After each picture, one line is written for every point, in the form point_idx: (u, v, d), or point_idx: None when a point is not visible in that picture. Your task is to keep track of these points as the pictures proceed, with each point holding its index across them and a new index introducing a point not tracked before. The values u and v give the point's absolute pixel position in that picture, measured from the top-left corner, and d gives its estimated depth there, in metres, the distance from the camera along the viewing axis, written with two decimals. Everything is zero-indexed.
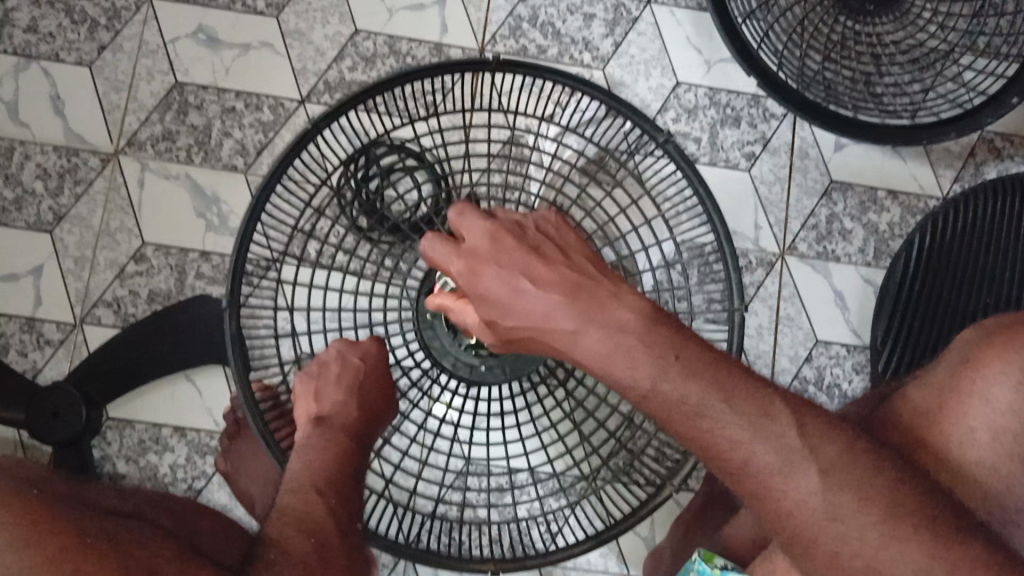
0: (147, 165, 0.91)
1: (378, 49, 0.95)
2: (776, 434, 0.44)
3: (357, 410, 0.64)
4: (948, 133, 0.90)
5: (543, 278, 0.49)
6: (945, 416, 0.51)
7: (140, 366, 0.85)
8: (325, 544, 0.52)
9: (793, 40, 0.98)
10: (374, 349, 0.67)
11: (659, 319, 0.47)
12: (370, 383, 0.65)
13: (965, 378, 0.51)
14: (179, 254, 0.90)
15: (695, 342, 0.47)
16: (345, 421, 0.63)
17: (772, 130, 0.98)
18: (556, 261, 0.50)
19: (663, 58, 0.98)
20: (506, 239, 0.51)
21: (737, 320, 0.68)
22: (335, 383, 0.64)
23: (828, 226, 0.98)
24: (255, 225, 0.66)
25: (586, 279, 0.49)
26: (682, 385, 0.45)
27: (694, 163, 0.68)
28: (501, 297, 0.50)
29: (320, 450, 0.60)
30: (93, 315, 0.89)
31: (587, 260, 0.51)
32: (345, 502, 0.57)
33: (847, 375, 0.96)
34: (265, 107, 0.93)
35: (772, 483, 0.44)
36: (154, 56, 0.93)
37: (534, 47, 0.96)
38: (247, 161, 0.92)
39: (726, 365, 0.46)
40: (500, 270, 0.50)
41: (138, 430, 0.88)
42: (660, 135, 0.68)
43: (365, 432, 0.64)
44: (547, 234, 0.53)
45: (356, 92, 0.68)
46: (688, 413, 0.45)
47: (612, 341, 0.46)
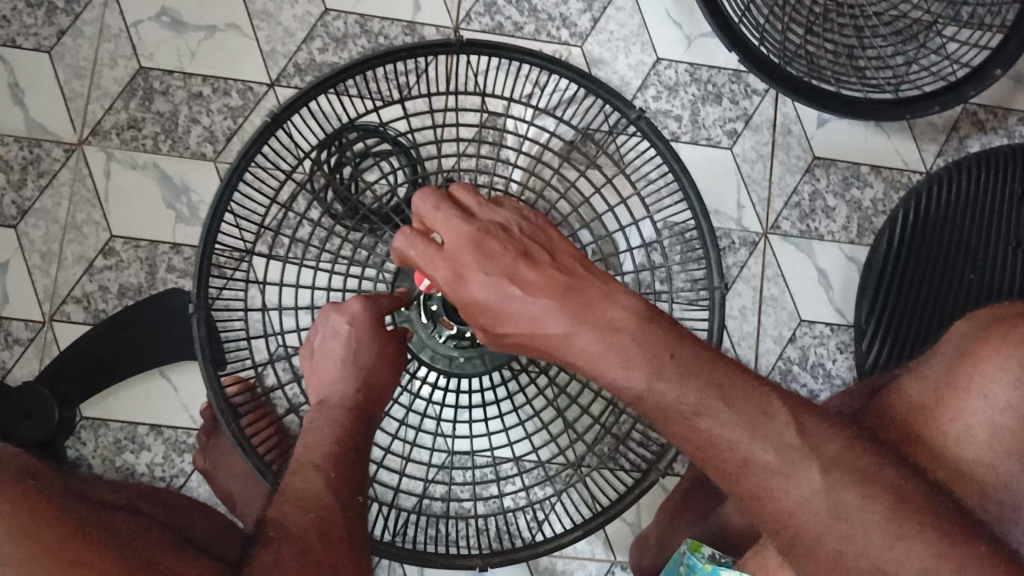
0: (112, 155, 0.89)
1: (349, 29, 0.92)
2: (776, 434, 0.44)
3: (356, 378, 0.61)
4: (932, 107, 0.89)
5: (533, 282, 0.47)
6: (941, 413, 0.50)
7: (112, 364, 0.84)
8: (327, 519, 0.53)
9: (775, 13, 0.96)
10: (358, 309, 0.62)
11: (653, 318, 0.46)
12: (359, 349, 0.61)
13: (959, 374, 0.50)
14: (149, 246, 0.88)
15: (683, 336, 0.47)
16: (344, 390, 0.61)
17: (754, 106, 0.96)
18: (544, 264, 0.48)
19: (643, 34, 0.95)
20: (491, 245, 0.48)
21: (717, 296, 0.69)
22: (330, 356, 0.62)
23: (811, 204, 0.96)
24: (219, 220, 0.67)
25: (573, 281, 0.47)
26: (679, 386, 0.44)
27: (666, 138, 0.70)
28: (493, 306, 0.47)
29: (316, 426, 0.59)
30: (63, 312, 0.86)
31: (573, 261, 0.49)
32: (348, 474, 0.57)
33: (831, 355, 0.95)
34: (233, 92, 0.90)
35: (773, 484, 0.43)
36: (116, 41, 0.90)
37: (509, 24, 0.94)
38: (215, 148, 0.89)
39: (711, 356, 0.47)
40: (489, 275, 0.47)
41: (113, 428, 0.86)
42: (631, 112, 0.70)
43: (370, 402, 0.62)
44: (531, 236, 0.51)
45: (313, 85, 0.68)
46: (685, 414, 0.45)
47: (606, 342, 0.45)
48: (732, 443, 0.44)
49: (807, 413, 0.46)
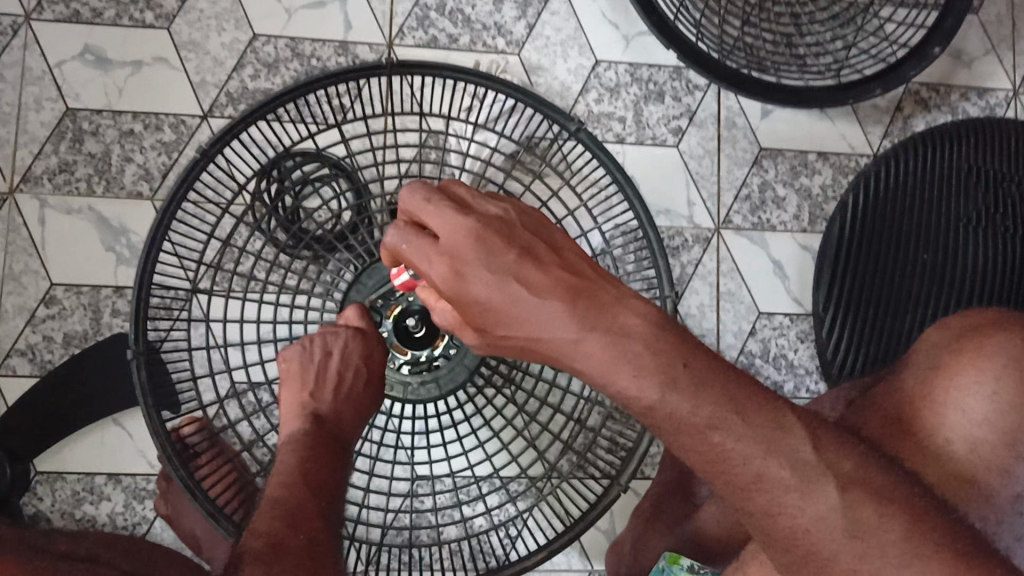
0: (46, 202, 0.86)
1: (280, 54, 0.90)
2: (791, 448, 0.45)
3: (341, 402, 0.67)
4: (874, 90, 0.89)
5: (540, 281, 0.45)
6: (921, 427, 0.52)
7: (62, 416, 0.82)
8: (314, 539, 0.56)
9: (711, 7, 0.95)
10: (357, 341, 0.67)
11: (667, 325, 0.46)
12: (348, 375, 0.67)
13: (935, 388, 0.52)
14: (91, 292, 0.86)
15: (701, 348, 0.46)
16: (326, 411, 0.67)
17: (697, 101, 0.95)
18: (549, 262, 0.47)
19: (580, 37, 0.94)
20: (494, 239, 0.47)
21: (669, 302, 0.70)
22: (320, 375, 0.67)
23: (761, 195, 0.96)
24: (154, 261, 0.67)
25: (585, 280, 0.46)
26: (693, 399, 0.44)
27: (605, 145, 0.70)
28: (491, 305, 0.46)
29: (302, 444, 0.63)
30: (7, 366, 0.84)
31: (580, 259, 0.49)
32: (331, 499, 0.61)
33: (792, 346, 0.95)
34: (165, 127, 0.88)
35: (787, 501, 0.45)
36: (40, 83, 0.87)
37: (444, 37, 0.92)
38: (152, 186, 0.87)
39: (718, 366, 0.46)
40: (491, 274, 0.46)
41: (70, 481, 0.84)
42: (571, 124, 0.70)
43: (350, 434, 0.67)
44: (533, 228, 0.49)
45: (241, 117, 0.69)
46: (700, 427, 0.44)
47: (619, 348, 0.44)
48: (748, 458, 0.44)
49: (763, 433, 0.45)
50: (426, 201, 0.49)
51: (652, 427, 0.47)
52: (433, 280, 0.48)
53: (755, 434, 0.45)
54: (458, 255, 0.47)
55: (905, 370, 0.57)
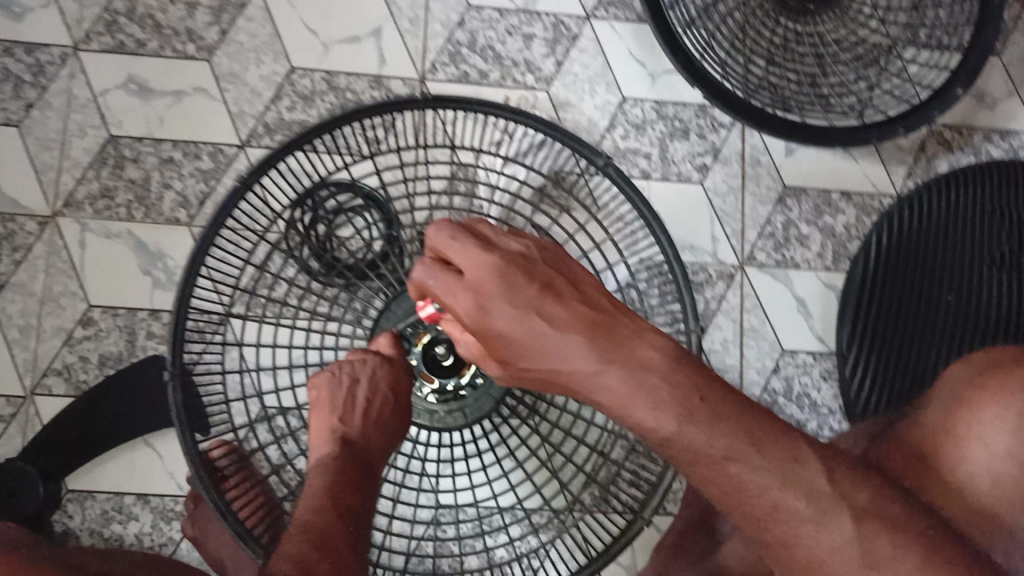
0: (86, 226, 0.89)
1: (316, 87, 0.93)
2: (805, 480, 0.47)
3: (369, 428, 0.68)
4: (897, 130, 0.90)
5: (561, 316, 0.47)
6: (943, 462, 0.52)
7: (96, 435, 0.84)
8: (341, 564, 0.57)
9: (737, 46, 0.97)
10: (384, 367, 0.68)
11: (682, 358, 0.47)
12: (375, 402, 0.68)
13: (957, 422, 0.53)
14: (127, 314, 0.88)
15: (715, 380, 0.48)
16: (354, 437, 0.68)
17: (722, 139, 0.97)
18: (570, 297, 0.48)
19: (607, 74, 0.96)
20: (516, 274, 0.48)
21: (694, 338, 0.72)
22: (348, 402, 0.67)
23: (785, 233, 0.97)
24: (194, 283, 0.69)
25: (604, 314, 0.48)
26: (709, 430, 0.46)
27: (633, 184, 0.72)
28: (514, 339, 0.47)
29: (330, 468, 0.65)
30: (44, 384, 0.86)
31: (600, 292, 0.50)
32: (359, 524, 0.62)
33: (815, 383, 0.95)
34: (203, 155, 0.91)
35: (803, 532, 0.47)
36: (84, 111, 0.90)
37: (475, 73, 0.94)
38: (189, 213, 0.90)
39: (732, 398, 0.48)
40: (513, 309, 0.47)
41: (100, 500, 0.85)
42: (598, 159, 0.72)
43: (378, 458, 0.68)
44: (553, 261, 0.51)
45: (280, 147, 0.72)
46: (717, 458, 0.47)
47: (637, 382, 0.46)
48: (763, 488, 0.47)
49: (777, 464, 0.47)
50: (451, 237, 0.51)
51: (665, 454, 0.49)
52: (458, 313, 0.50)
53: (770, 466, 0.47)
54: (481, 290, 0.48)
55: (926, 410, 0.57)
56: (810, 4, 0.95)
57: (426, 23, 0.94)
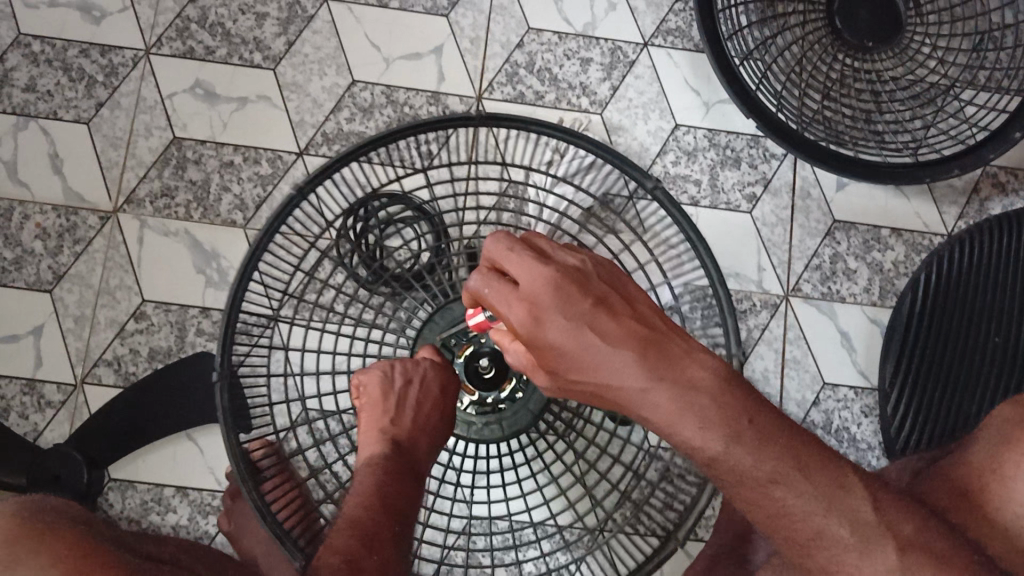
0: (146, 222, 0.91)
1: (375, 100, 0.95)
2: (851, 508, 0.46)
3: (417, 431, 0.68)
4: (951, 170, 0.90)
5: (613, 330, 0.47)
6: (989, 498, 0.52)
7: (139, 426, 0.85)
8: (387, 562, 0.58)
9: (792, 79, 0.98)
10: (436, 372, 0.69)
11: (733, 381, 0.46)
12: (426, 406, 0.68)
13: (1005, 461, 0.52)
14: (179, 310, 0.90)
15: (764, 405, 0.47)
16: (402, 439, 0.68)
17: (773, 170, 0.97)
18: (623, 312, 0.48)
19: (661, 101, 0.97)
20: (571, 287, 0.48)
21: (735, 363, 0.71)
22: (400, 404, 0.67)
23: (832, 266, 0.97)
24: (245, 282, 0.70)
25: (657, 332, 0.47)
26: (756, 453, 0.45)
27: (681, 207, 0.71)
28: (565, 350, 0.47)
29: (379, 468, 0.65)
30: (94, 374, 0.88)
31: (652, 310, 0.49)
32: (405, 524, 0.62)
33: (855, 419, 0.94)
34: (263, 161, 0.93)
35: (846, 559, 0.46)
36: (152, 112, 0.93)
37: (531, 94, 0.96)
38: (245, 215, 0.92)
39: (780, 423, 0.47)
40: (566, 321, 0.47)
41: (140, 490, 0.87)
42: (648, 183, 0.72)
43: (422, 462, 0.68)
44: (607, 279, 0.51)
45: (331, 160, 0.71)
46: (762, 481, 0.46)
47: (688, 401, 0.45)
48: (807, 513, 0.46)
49: (823, 491, 0.46)
50: (509, 248, 0.51)
51: (711, 475, 0.47)
52: (510, 322, 0.49)
53: (816, 490, 0.46)
54: (535, 300, 0.48)
55: (974, 443, 0.57)
56: (869, 41, 0.95)
57: (486, 43, 0.96)
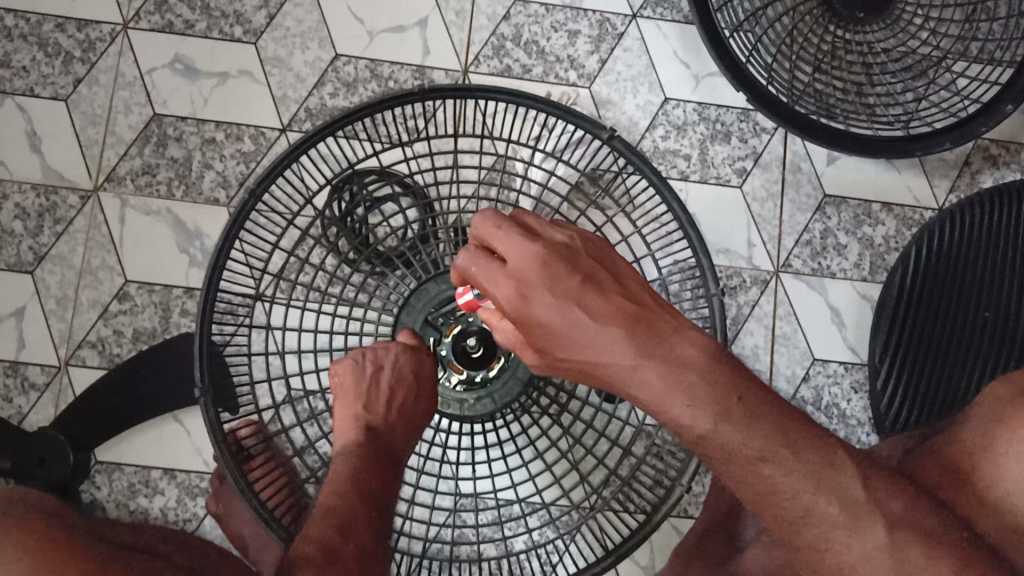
0: (127, 201, 0.90)
1: (359, 74, 0.93)
2: (841, 485, 0.45)
3: (394, 415, 0.68)
4: (943, 144, 0.89)
5: (601, 308, 0.47)
6: (979, 477, 0.51)
7: (123, 409, 0.84)
8: (362, 548, 0.58)
9: (783, 51, 0.96)
10: (411, 355, 0.68)
11: (721, 357, 0.46)
12: (398, 388, 0.67)
13: (997, 439, 0.52)
14: (163, 291, 0.89)
15: (754, 382, 0.47)
16: (378, 421, 0.68)
17: (763, 144, 0.96)
18: (611, 290, 0.48)
19: (651, 74, 0.96)
20: (559, 265, 0.48)
21: (716, 302, 0.71)
22: (372, 388, 0.67)
23: (822, 241, 0.96)
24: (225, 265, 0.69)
25: (645, 309, 0.47)
26: (744, 430, 0.45)
27: (646, 157, 0.71)
28: (553, 329, 0.47)
29: (352, 450, 0.65)
30: (78, 356, 0.87)
31: (641, 287, 0.49)
32: (382, 510, 0.62)
33: (845, 394, 0.94)
34: (245, 137, 0.91)
35: (836, 538, 0.45)
36: (131, 88, 0.91)
37: (518, 67, 0.94)
38: (228, 193, 0.90)
39: (768, 399, 0.46)
40: (553, 300, 0.47)
41: (127, 472, 0.87)
42: (603, 131, 0.71)
43: (402, 445, 0.68)
44: (597, 255, 0.50)
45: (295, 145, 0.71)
46: (750, 459, 0.45)
47: (674, 378, 0.45)
48: (795, 491, 0.45)
49: (812, 469, 0.45)
50: (497, 226, 0.50)
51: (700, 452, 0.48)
52: (499, 300, 0.49)
53: (804, 469, 0.45)
54: (523, 279, 0.48)
55: (962, 422, 0.56)
56: (861, 11, 0.93)
57: (471, 15, 0.94)
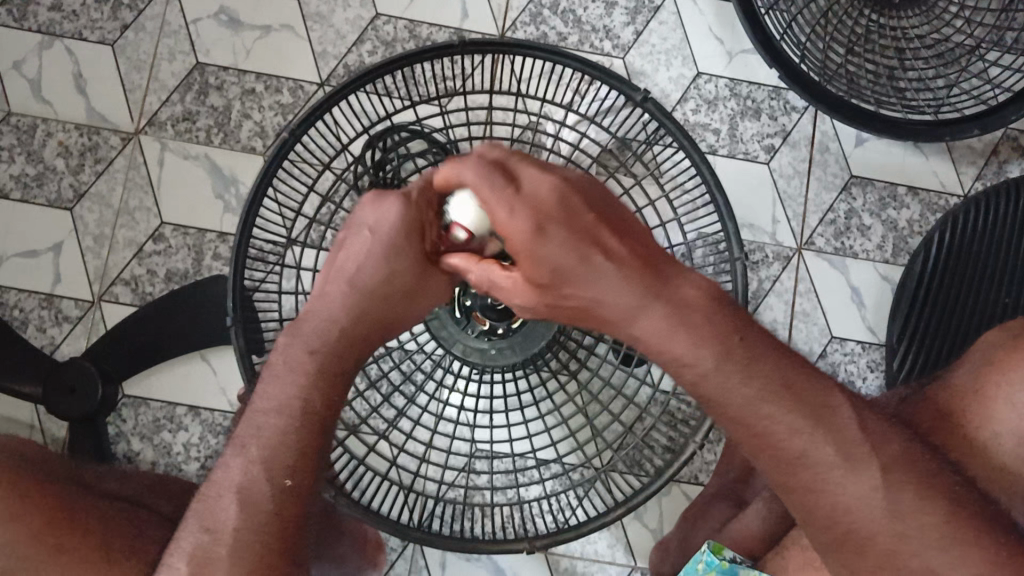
0: (167, 145, 0.92)
1: (398, 34, 0.95)
2: (837, 428, 0.46)
3: (353, 288, 0.53)
4: (973, 131, 0.89)
5: (612, 251, 0.47)
6: (991, 429, 0.52)
7: (151, 346, 0.86)
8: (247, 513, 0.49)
9: (818, 32, 0.97)
10: (376, 208, 0.53)
11: (722, 301, 0.47)
12: (374, 266, 0.53)
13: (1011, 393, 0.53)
14: (197, 234, 0.91)
15: (747, 319, 0.48)
16: (350, 309, 0.53)
17: (793, 123, 0.97)
18: (619, 230, 0.48)
19: (684, 48, 0.97)
20: (572, 202, 0.47)
21: (738, 266, 0.70)
22: (341, 248, 0.54)
23: (846, 221, 0.97)
24: (257, 207, 0.68)
25: (648, 252, 0.48)
26: (744, 371, 0.46)
27: (672, 114, 0.69)
28: (564, 272, 0.46)
29: (290, 368, 0.52)
30: (112, 293, 0.90)
31: (638, 228, 0.50)
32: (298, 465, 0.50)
33: (861, 373, 0.95)
34: (284, 90, 0.93)
35: (831, 477, 0.46)
36: (176, 37, 0.93)
37: (554, 35, 0.96)
38: (265, 143, 0.92)
39: (765, 340, 0.47)
40: (568, 240, 0.46)
41: (154, 407, 0.90)
42: (636, 95, 0.70)
43: (365, 331, 0.53)
44: (598, 193, 0.50)
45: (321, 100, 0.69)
46: (749, 399, 0.46)
47: (682, 323, 0.46)
48: (794, 431, 0.46)
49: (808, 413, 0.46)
50: (504, 152, 0.48)
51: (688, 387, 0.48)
52: (506, 232, 0.47)
53: (804, 411, 0.46)
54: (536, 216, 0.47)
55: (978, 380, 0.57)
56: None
57: None
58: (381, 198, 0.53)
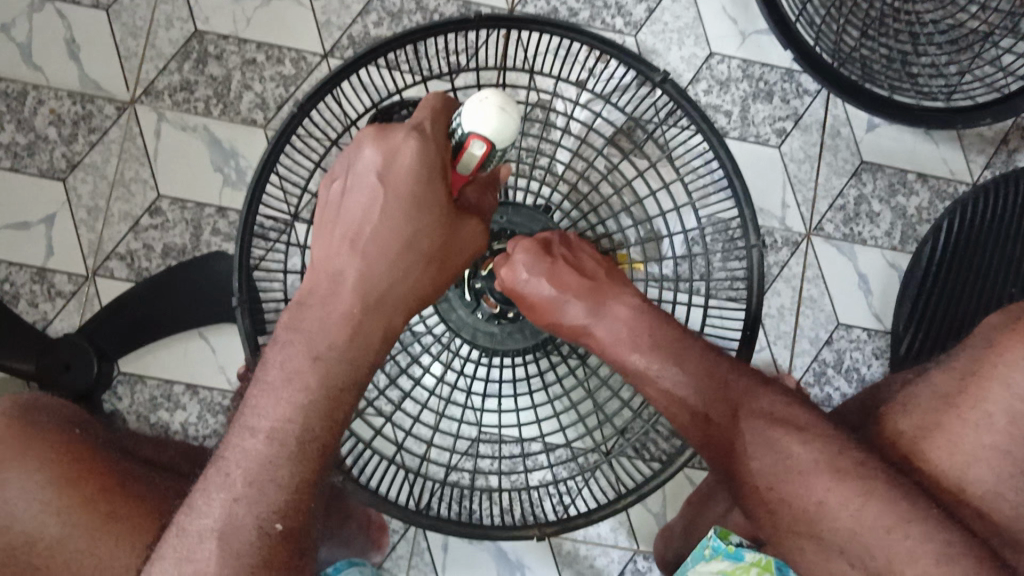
0: (164, 116, 0.89)
1: (404, 5, 0.92)
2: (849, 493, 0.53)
3: (369, 247, 0.51)
4: (983, 119, 0.86)
5: (571, 283, 0.58)
6: None
7: (147, 322, 0.84)
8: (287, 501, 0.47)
9: (832, 13, 0.95)
10: (385, 147, 0.50)
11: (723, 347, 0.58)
12: (387, 223, 0.51)
13: None
14: (195, 208, 0.88)
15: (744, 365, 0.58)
16: (364, 268, 0.51)
17: (805, 106, 0.96)
18: (580, 268, 0.60)
19: (697, 27, 0.95)
20: (540, 251, 0.59)
21: (754, 254, 0.67)
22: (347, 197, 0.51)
23: (855, 207, 0.96)
24: (264, 182, 0.64)
25: (604, 283, 0.59)
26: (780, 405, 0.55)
27: (693, 98, 0.67)
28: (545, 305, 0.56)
29: (289, 379, 0.48)
30: (106, 267, 0.87)
31: (597, 264, 0.61)
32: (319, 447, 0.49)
33: (866, 360, 0.94)
34: (287, 61, 0.90)
35: None
36: (173, 3, 0.90)
37: (565, 9, 0.93)
38: (266, 115, 0.90)
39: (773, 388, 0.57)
40: (539, 278, 0.58)
41: (149, 385, 0.87)
42: (654, 75, 0.67)
43: (381, 294, 0.51)
44: (570, 247, 0.61)
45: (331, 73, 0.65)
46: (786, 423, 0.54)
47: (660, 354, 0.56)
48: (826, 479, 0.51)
49: None
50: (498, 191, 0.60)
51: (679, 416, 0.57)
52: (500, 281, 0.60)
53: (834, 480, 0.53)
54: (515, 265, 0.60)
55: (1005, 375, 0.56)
56: None
57: None
58: (395, 143, 0.50)
